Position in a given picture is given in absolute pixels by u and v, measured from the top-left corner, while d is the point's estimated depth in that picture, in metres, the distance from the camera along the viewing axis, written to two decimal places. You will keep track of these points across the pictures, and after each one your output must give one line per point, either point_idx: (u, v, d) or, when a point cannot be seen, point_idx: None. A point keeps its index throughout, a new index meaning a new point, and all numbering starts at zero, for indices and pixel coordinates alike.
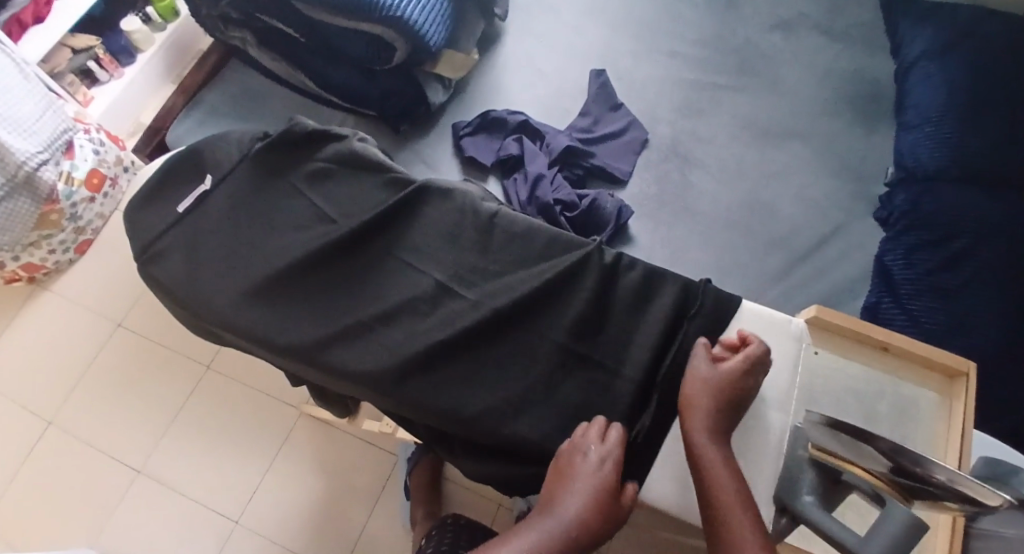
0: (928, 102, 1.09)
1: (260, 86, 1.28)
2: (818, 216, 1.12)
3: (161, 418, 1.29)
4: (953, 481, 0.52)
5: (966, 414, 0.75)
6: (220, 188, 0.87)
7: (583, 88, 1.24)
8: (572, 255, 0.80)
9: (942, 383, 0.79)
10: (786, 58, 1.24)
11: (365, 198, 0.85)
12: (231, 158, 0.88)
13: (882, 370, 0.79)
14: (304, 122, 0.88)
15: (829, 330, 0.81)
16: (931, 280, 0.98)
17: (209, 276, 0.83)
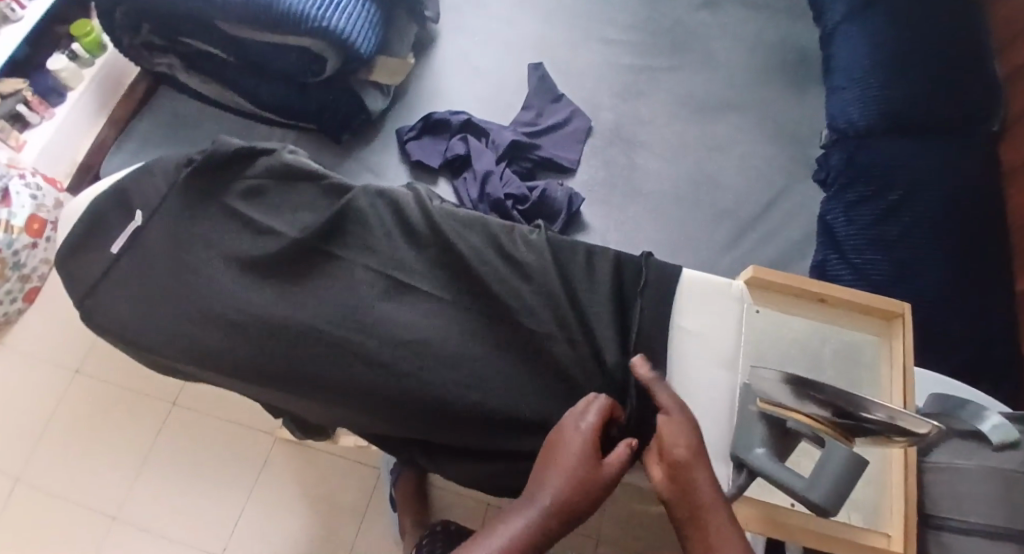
0: (854, 62, 1.14)
1: (194, 111, 1.26)
2: (762, 183, 1.15)
3: (132, 461, 1.26)
4: (893, 417, 0.58)
5: (906, 352, 0.78)
6: (153, 222, 0.85)
7: (522, 81, 1.25)
8: (518, 247, 0.80)
9: (879, 325, 0.81)
10: (715, 33, 1.27)
11: (307, 207, 0.84)
12: (159, 190, 0.86)
13: (822, 320, 0.81)
14: (229, 140, 0.86)
15: (767, 288, 0.81)
16: (874, 234, 1.03)
17: (161, 314, 0.82)
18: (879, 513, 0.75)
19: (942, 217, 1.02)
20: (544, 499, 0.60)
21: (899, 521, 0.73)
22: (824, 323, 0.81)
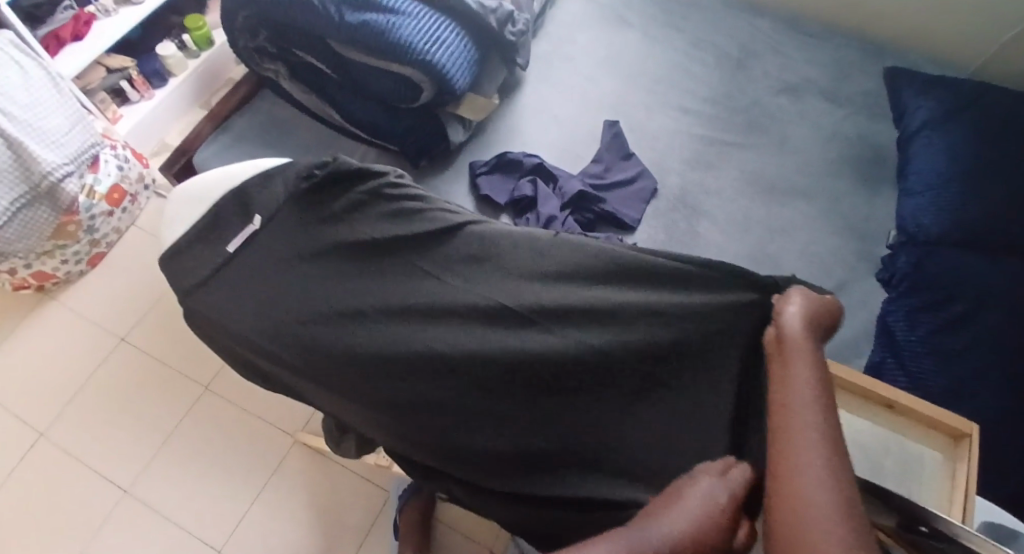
0: (930, 168, 1.14)
1: (287, 116, 1.32)
2: (822, 273, 1.15)
3: (154, 438, 1.28)
4: (961, 535, 0.59)
5: (969, 473, 0.82)
6: (270, 228, 0.84)
7: (596, 137, 1.29)
8: (633, 316, 0.74)
9: (946, 444, 0.86)
10: (792, 120, 1.29)
11: (421, 244, 0.80)
12: (278, 199, 0.84)
13: (889, 427, 0.87)
14: (348, 159, 0.83)
15: (839, 386, 0.89)
16: (930, 343, 1.01)
17: (237, 310, 0.82)
18: None
19: (1007, 336, 0.99)
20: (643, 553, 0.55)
21: None
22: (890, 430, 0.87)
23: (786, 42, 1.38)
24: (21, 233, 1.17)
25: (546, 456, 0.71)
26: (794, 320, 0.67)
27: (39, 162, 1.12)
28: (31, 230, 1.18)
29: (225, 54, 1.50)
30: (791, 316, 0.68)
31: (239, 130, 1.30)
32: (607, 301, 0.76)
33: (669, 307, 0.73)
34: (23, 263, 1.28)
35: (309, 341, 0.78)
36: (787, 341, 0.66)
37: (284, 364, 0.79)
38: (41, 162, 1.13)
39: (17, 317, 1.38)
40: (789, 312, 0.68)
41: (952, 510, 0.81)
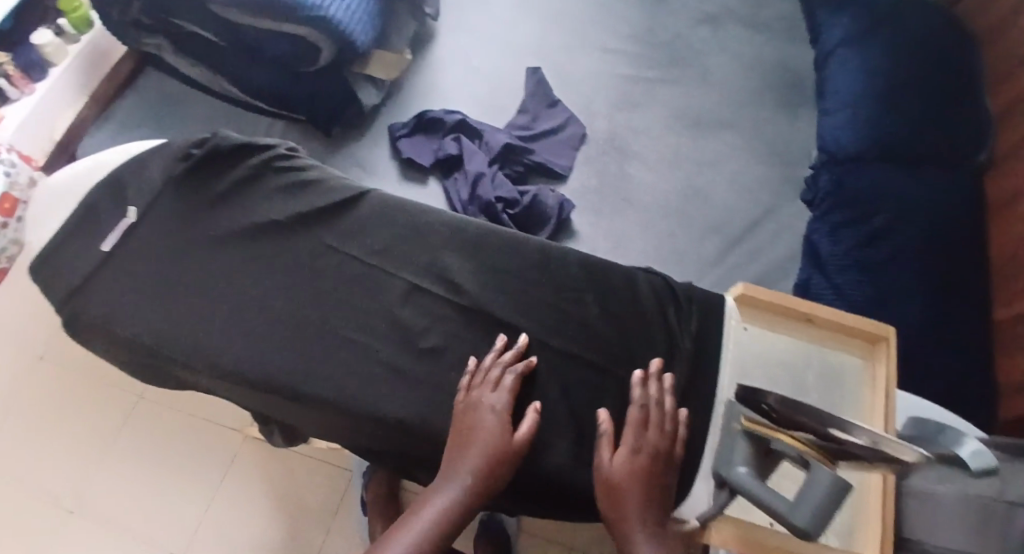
0: (847, 86, 1.15)
1: (183, 95, 1.23)
2: (750, 201, 1.15)
3: (94, 453, 1.22)
4: (876, 441, 0.55)
5: (889, 376, 0.81)
6: (148, 215, 0.86)
7: (520, 85, 1.24)
8: (523, 258, 0.85)
9: (864, 349, 0.85)
10: (713, 50, 1.27)
11: (302, 205, 0.87)
12: (155, 182, 0.87)
13: (809, 341, 0.86)
14: (228, 135, 0.90)
15: (759, 307, 0.86)
16: (853, 256, 1.04)
17: (152, 308, 0.81)
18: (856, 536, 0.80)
19: (924, 246, 1.03)
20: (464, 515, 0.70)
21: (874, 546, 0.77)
22: (808, 343, 0.85)
23: None
24: None
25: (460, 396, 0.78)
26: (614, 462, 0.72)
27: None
28: None
29: (107, 37, 1.37)
30: (615, 463, 0.72)
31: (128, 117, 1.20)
32: (501, 248, 0.86)
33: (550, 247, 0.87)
34: None
35: (231, 325, 0.81)
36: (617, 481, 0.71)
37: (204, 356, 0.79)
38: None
39: None
40: (613, 460, 0.72)
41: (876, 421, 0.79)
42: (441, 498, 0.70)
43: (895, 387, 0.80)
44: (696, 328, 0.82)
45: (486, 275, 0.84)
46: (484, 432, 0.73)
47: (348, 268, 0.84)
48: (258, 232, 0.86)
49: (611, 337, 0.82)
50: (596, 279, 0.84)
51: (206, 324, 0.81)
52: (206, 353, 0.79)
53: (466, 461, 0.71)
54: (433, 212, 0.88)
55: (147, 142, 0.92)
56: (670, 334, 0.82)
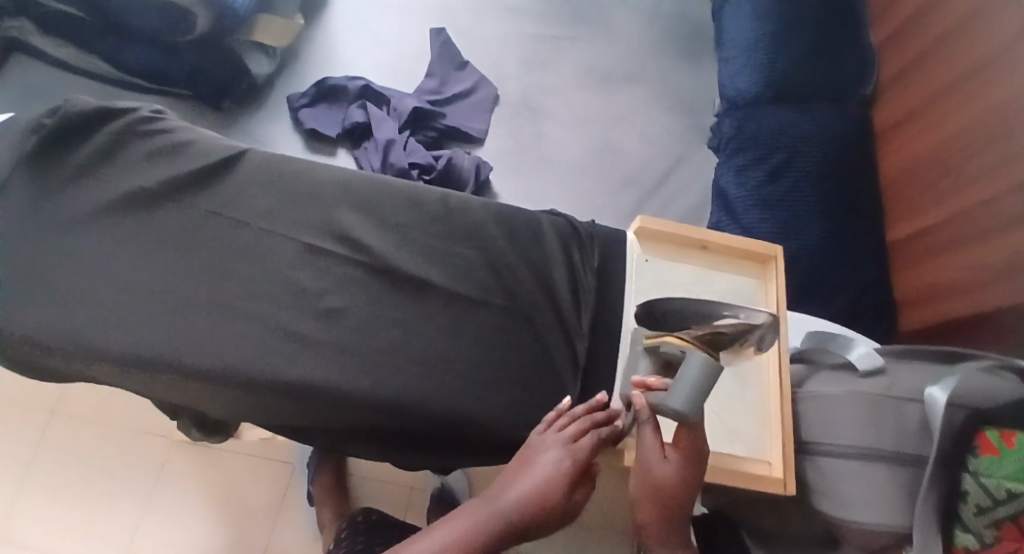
0: (742, 34, 1.20)
1: (44, 79, 1.04)
2: (660, 150, 1.19)
3: (10, 474, 1.14)
4: (750, 313, 0.65)
5: (779, 287, 0.88)
6: (7, 197, 0.79)
7: (424, 48, 1.21)
8: (433, 209, 0.85)
9: (757, 269, 0.91)
10: (613, 3, 1.29)
11: (175, 165, 0.83)
12: (7, 162, 0.80)
13: (706, 266, 0.90)
14: (85, 101, 0.84)
15: (657, 239, 0.90)
16: (758, 195, 1.10)
17: (59, 311, 0.75)
18: (764, 443, 0.86)
19: (820, 179, 1.11)
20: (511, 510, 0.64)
21: (779, 449, 0.84)
22: (704, 267, 0.90)
23: None
24: None
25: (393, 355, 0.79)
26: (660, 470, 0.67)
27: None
28: None
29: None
30: (669, 475, 0.67)
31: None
32: (410, 202, 0.85)
33: (455, 195, 0.87)
34: None
35: (151, 319, 0.76)
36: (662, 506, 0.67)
37: (127, 356, 0.74)
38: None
39: None
40: (665, 469, 0.67)
41: (768, 330, 0.89)
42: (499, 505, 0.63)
43: (785, 298, 0.88)
44: (598, 262, 0.87)
45: (397, 229, 0.84)
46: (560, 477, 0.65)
47: (266, 244, 0.81)
48: (156, 214, 0.80)
49: (533, 284, 0.84)
50: (503, 225, 0.86)
51: (120, 325, 0.75)
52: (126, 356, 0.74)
53: (533, 486, 0.65)
54: (331, 173, 0.86)
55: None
56: (574, 270, 0.86)
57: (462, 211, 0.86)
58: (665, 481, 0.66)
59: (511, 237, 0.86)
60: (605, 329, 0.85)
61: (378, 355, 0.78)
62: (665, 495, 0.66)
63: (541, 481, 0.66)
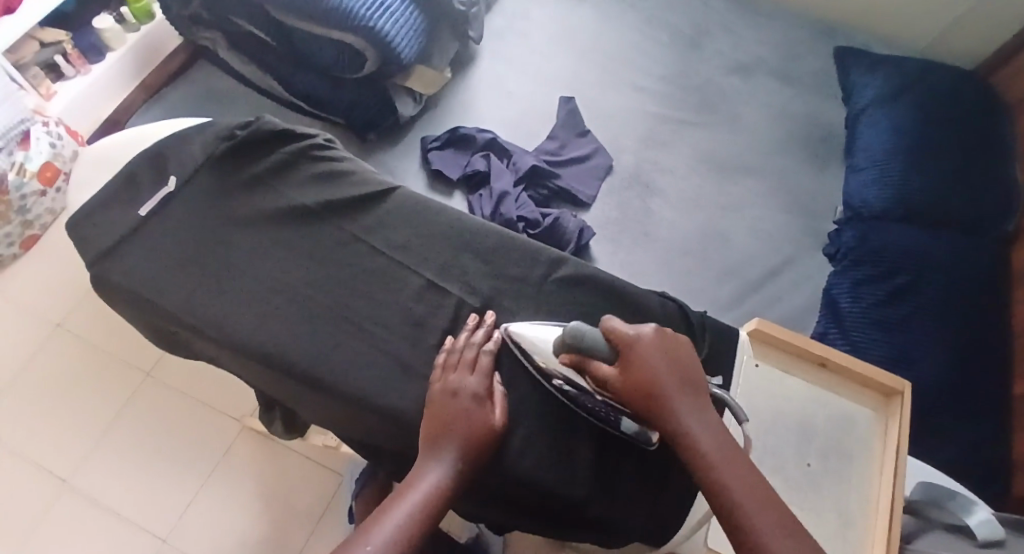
0: (877, 146, 1.15)
1: (228, 91, 1.18)
2: (771, 248, 1.14)
3: (94, 430, 1.27)
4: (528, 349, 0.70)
5: (900, 436, 0.70)
6: (188, 189, 0.78)
7: (551, 113, 1.27)
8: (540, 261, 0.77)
9: (878, 403, 0.74)
10: (744, 97, 1.28)
11: (341, 198, 0.78)
12: (195, 159, 0.79)
13: (819, 387, 0.74)
14: (274, 120, 0.81)
15: (771, 345, 0.75)
16: (875, 314, 1.02)
17: (163, 274, 0.73)
18: None
19: (945, 309, 1.02)
20: (446, 465, 0.60)
21: None
22: (818, 388, 0.73)
23: (738, 19, 1.35)
24: None
25: None
26: (711, 439, 0.57)
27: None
28: None
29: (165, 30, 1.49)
30: (709, 428, 0.58)
31: (170, 101, 1.14)
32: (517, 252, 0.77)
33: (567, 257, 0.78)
34: (6, 243, 1.33)
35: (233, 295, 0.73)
36: (720, 458, 0.56)
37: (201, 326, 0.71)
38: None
39: None
40: (703, 424, 0.58)
41: (881, 478, 0.70)
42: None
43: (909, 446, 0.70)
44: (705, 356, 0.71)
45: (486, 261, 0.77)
46: (418, 497, 0.58)
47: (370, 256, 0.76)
48: (309, 227, 0.77)
49: None
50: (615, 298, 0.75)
51: (211, 294, 0.72)
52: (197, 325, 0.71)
53: (394, 528, 0.55)
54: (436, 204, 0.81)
55: (196, 120, 0.85)
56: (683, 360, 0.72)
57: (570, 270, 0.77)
58: (637, 381, 0.60)
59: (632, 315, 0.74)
60: None
61: None
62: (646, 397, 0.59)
63: (395, 521, 0.56)
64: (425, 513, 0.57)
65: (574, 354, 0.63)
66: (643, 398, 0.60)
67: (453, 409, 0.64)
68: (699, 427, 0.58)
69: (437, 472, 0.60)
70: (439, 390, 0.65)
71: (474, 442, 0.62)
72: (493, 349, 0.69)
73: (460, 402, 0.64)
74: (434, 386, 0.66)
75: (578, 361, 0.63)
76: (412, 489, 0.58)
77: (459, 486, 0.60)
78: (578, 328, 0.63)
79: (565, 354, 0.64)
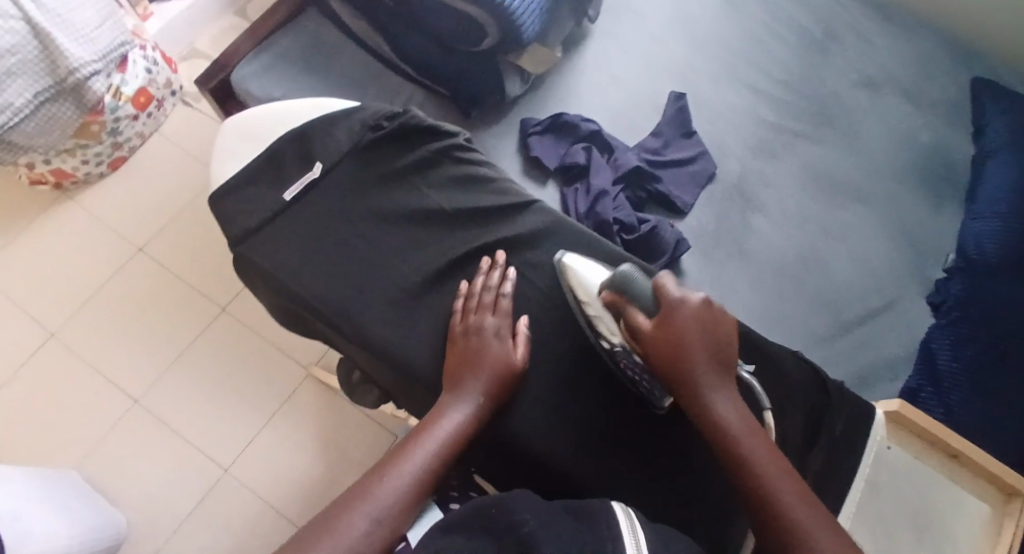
0: (1003, 192, 1.07)
1: (335, 42, 1.13)
2: (873, 286, 1.09)
3: (167, 356, 1.32)
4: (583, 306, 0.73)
5: (1016, 534, 0.83)
6: (333, 175, 0.79)
7: (657, 105, 1.21)
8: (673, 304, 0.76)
9: (995, 499, 0.86)
10: (865, 115, 1.21)
11: (479, 201, 0.79)
12: (341, 146, 0.80)
13: (945, 473, 0.87)
14: (420, 115, 0.82)
15: (907, 429, 0.88)
16: (976, 376, 0.97)
17: (299, 263, 0.75)
18: None
19: None
20: (470, 404, 0.66)
21: None
22: (944, 474, 0.87)
23: (873, 27, 1.27)
24: (41, 129, 1.21)
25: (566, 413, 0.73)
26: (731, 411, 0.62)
27: (28, 10, 1.13)
28: (54, 125, 1.22)
29: None
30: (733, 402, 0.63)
31: (281, 49, 1.10)
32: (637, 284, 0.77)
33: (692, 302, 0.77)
34: (95, 161, 1.35)
35: (356, 294, 0.74)
36: (739, 432, 0.61)
37: (329, 317, 0.73)
38: (17, 1, 1.12)
39: (34, 211, 1.39)
40: (727, 393, 0.63)
41: None
42: (365, 518, 0.57)
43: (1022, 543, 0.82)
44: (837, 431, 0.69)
45: None
46: (443, 428, 0.64)
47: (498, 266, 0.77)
48: (446, 231, 0.78)
49: None
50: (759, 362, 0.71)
51: (337, 287, 0.74)
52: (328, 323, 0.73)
53: (420, 463, 0.62)
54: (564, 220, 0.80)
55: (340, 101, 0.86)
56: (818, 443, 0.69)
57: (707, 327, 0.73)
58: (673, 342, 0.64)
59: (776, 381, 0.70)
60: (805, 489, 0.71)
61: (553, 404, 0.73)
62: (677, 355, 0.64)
63: (425, 453, 0.63)
64: (447, 448, 0.64)
65: (616, 294, 0.69)
66: (671, 358, 0.64)
67: (476, 354, 0.69)
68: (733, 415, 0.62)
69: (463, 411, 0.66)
70: (462, 333, 0.71)
71: (496, 383, 0.68)
72: (510, 293, 0.73)
73: (479, 349, 0.69)
74: (456, 326, 0.72)
75: (618, 303, 0.69)
76: (436, 427, 0.65)
77: (478, 421, 0.66)
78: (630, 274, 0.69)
79: (608, 294, 0.70)
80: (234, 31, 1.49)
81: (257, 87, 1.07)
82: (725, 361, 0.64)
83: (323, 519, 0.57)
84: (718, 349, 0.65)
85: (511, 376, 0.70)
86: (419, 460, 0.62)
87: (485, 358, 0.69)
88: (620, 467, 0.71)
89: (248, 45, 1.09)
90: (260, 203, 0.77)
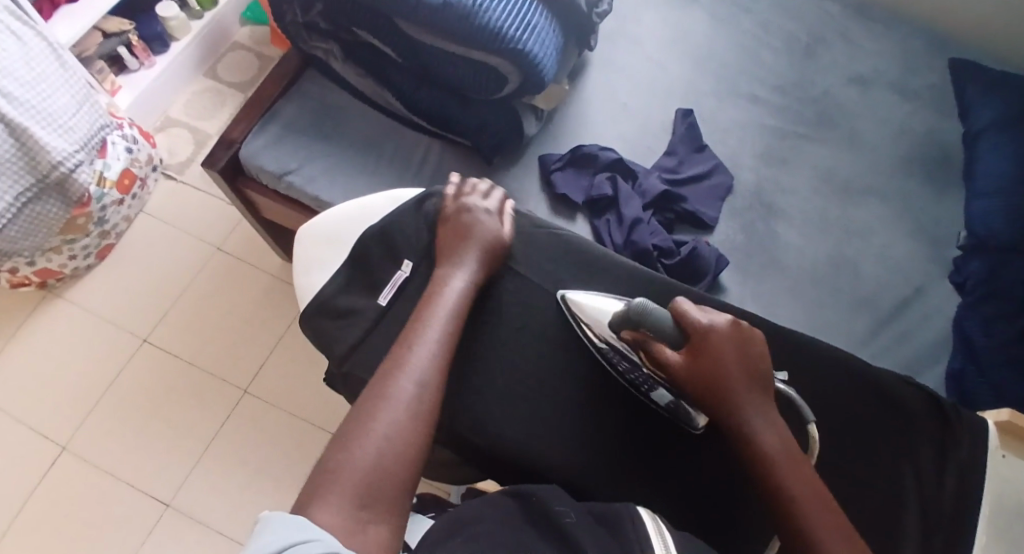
0: (999, 171, 1.16)
1: (339, 103, 1.14)
2: (900, 276, 1.14)
3: (195, 446, 1.23)
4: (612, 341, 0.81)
5: None
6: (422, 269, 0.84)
7: (666, 126, 1.23)
8: (790, 354, 0.86)
9: None
10: (861, 110, 1.27)
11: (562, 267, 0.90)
12: (424, 235, 0.86)
13: None
14: (497, 190, 0.89)
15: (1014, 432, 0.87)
16: (1010, 352, 1.03)
17: None
18: None
19: None
20: (469, 269, 0.79)
21: None
22: None
23: (852, 26, 1.35)
24: (28, 230, 1.13)
25: (581, 433, 0.82)
26: (772, 435, 0.68)
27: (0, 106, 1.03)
28: (40, 224, 1.14)
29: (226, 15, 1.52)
30: (774, 428, 0.68)
31: (289, 118, 1.11)
32: None
33: (797, 342, 0.86)
34: (83, 254, 1.29)
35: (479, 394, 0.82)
36: (771, 447, 0.67)
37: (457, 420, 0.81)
38: None
39: (20, 315, 1.32)
40: (767, 423, 0.69)
41: None
42: (405, 407, 0.65)
43: None
44: (967, 450, 0.82)
45: None
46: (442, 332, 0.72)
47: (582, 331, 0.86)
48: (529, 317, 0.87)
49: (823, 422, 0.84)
50: (880, 397, 0.84)
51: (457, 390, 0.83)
52: (455, 429, 0.81)
53: (440, 328, 0.72)
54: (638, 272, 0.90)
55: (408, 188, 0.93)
56: (947, 459, 0.82)
57: (823, 369, 0.85)
58: (710, 360, 0.71)
59: (895, 412, 0.84)
60: (960, 508, 0.79)
61: (571, 428, 0.82)
62: (711, 373, 0.70)
63: (438, 317, 0.73)
64: (456, 309, 0.75)
65: (635, 330, 0.74)
66: (708, 378, 0.70)
67: (470, 230, 0.82)
68: (764, 428, 0.68)
69: (462, 275, 0.79)
70: (457, 213, 0.84)
71: (490, 249, 0.82)
72: (501, 192, 0.89)
73: (474, 225, 0.83)
74: (450, 208, 0.84)
75: (639, 337, 0.74)
76: (443, 293, 0.76)
77: (475, 285, 0.79)
78: (645, 306, 0.74)
79: (627, 331, 0.75)
80: (208, 94, 1.50)
81: (271, 161, 1.08)
82: (763, 381, 0.71)
83: (375, 404, 0.64)
84: (758, 371, 0.71)
85: (500, 250, 0.84)
86: (437, 352, 0.70)
87: (477, 231, 0.82)
88: (634, 467, 0.81)
89: (250, 121, 1.10)
90: (357, 306, 0.84)
